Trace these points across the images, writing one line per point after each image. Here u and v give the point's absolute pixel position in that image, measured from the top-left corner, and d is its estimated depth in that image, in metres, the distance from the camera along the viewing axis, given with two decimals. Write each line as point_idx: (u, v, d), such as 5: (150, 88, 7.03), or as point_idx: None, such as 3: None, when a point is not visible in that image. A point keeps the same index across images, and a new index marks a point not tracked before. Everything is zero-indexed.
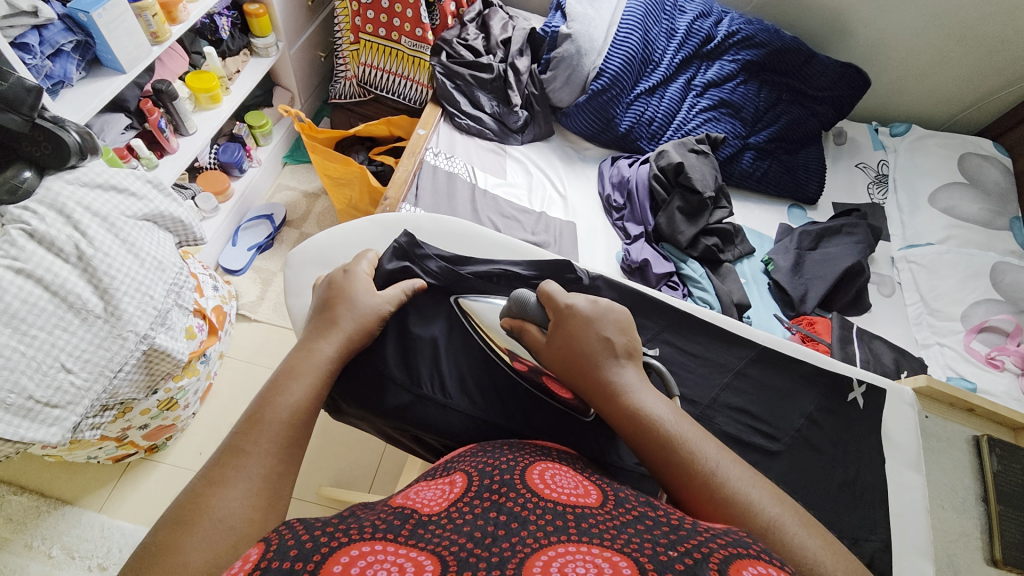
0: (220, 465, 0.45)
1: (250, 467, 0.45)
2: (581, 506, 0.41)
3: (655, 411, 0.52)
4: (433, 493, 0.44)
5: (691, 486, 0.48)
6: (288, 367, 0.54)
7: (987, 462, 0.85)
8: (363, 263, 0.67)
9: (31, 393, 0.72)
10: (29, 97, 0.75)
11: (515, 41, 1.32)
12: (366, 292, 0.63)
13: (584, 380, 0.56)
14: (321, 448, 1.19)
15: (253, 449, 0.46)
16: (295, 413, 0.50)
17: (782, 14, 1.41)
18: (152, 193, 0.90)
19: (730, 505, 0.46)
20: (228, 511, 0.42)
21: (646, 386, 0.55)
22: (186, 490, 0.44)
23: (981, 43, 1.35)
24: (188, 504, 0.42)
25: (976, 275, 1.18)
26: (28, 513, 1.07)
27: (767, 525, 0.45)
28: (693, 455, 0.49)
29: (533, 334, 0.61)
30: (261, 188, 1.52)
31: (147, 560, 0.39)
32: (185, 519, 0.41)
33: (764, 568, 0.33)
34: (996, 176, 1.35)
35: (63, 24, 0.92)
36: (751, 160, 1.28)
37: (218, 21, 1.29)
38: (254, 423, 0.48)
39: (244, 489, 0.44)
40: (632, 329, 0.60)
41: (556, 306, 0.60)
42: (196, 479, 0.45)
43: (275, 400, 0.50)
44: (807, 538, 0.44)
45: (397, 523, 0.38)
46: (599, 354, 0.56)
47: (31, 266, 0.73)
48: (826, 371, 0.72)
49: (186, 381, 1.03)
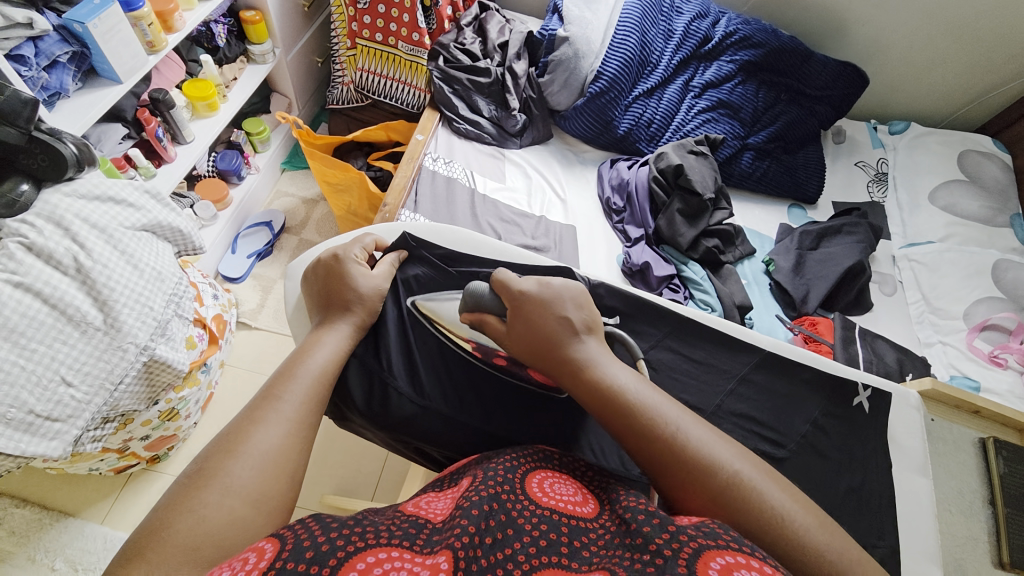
0: (261, 406, 0.49)
1: (285, 410, 0.50)
2: (576, 515, 0.42)
3: (620, 382, 0.53)
4: (444, 502, 0.44)
5: (655, 450, 0.49)
6: (310, 341, 0.58)
7: (993, 464, 0.84)
8: (354, 247, 0.68)
9: (32, 407, 0.71)
10: (26, 110, 0.75)
11: (512, 44, 1.32)
12: (364, 274, 0.65)
13: (549, 359, 0.56)
14: (323, 457, 1.19)
15: (287, 395, 0.51)
16: (323, 373, 0.55)
17: (779, 14, 1.42)
18: (150, 203, 0.89)
19: (693, 464, 0.47)
20: (267, 446, 0.46)
21: (609, 358, 0.56)
22: (230, 426, 0.48)
23: (977, 40, 1.34)
24: (232, 437, 0.46)
25: (978, 273, 1.17)
26: (30, 526, 1.06)
27: (726, 481, 0.46)
28: (654, 420, 0.50)
29: (493, 326, 0.60)
30: (259, 196, 1.52)
31: (196, 479, 0.43)
32: (229, 448, 0.45)
33: (732, 557, 0.35)
34: (995, 172, 1.34)
35: (59, 35, 0.91)
36: (750, 160, 1.28)
37: (215, 29, 1.29)
38: (286, 376, 0.53)
39: (280, 427, 0.48)
40: (589, 304, 0.60)
41: (510, 293, 0.59)
42: (236, 417, 0.49)
43: (307, 358, 0.55)
44: (782, 494, 0.47)
45: (412, 531, 0.38)
46: (560, 333, 0.56)
47: (29, 280, 0.73)
48: (830, 376, 0.71)
49: (188, 391, 1.03)
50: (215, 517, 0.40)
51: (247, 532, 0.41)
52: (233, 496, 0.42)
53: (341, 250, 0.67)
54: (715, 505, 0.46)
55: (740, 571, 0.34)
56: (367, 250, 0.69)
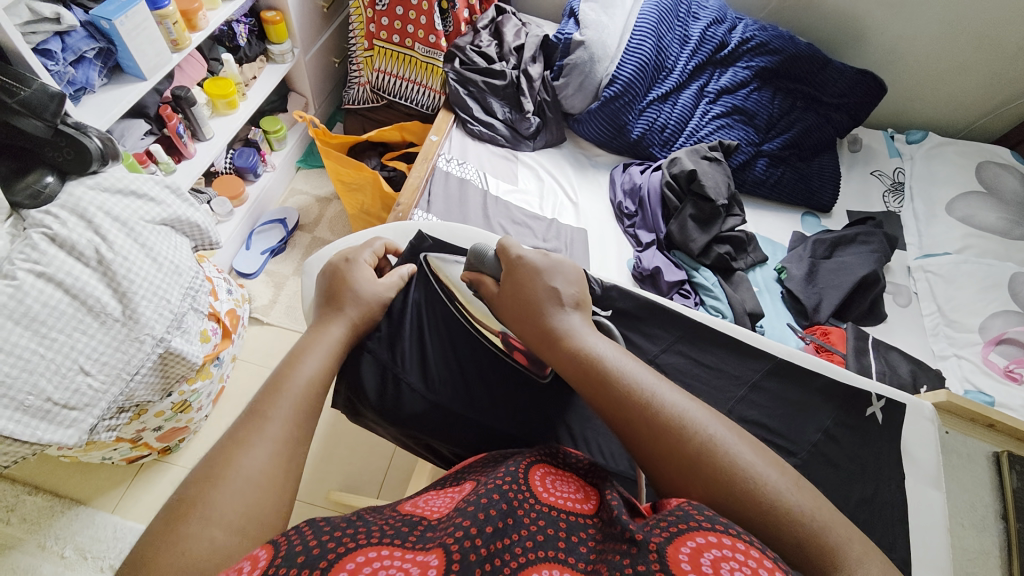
0: (246, 426, 0.48)
1: (269, 430, 0.48)
2: (574, 512, 0.42)
3: (599, 351, 0.53)
4: (441, 501, 0.45)
5: (629, 415, 0.49)
6: (302, 345, 0.57)
7: (1007, 480, 0.83)
8: (365, 252, 0.67)
9: (50, 395, 0.73)
10: (53, 104, 0.78)
11: (528, 47, 1.32)
12: (368, 279, 0.65)
13: (532, 325, 0.57)
14: (331, 453, 1.20)
15: (273, 414, 0.50)
16: (311, 385, 0.53)
17: (796, 21, 1.41)
18: (169, 198, 0.91)
19: (664, 429, 0.47)
20: (251, 469, 0.45)
21: (591, 330, 0.56)
22: (213, 449, 0.47)
23: (1000, 50, 1.32)
24: (219, 457, 0.46)
25: (996, 286, 1.15)
26: (42, 513, 1.08)
27: (699, 448, 0.46)
28: (631, 387, 0.50)
29: (489, 287, 0.63)
30: (274, 193, 1.54)
31: (179, 509, 0.42)
32: (212, 474, 0.44)
33: (710, 539, 0.35)
34: (1016, 184, 1.32)
35: (86, 31, 0.94)
36: (764, 167, 1.28)
37: (236, 28, 1.31)
38: (274, 391, 0.51)
39: (265, 449, 0.47)
40: (581, 283, 0.61)
41: (508, 257, 0.61)
42: (221, 440, 0.48)
43: (294, 371, 0.54)
44: (771, 471, 0.45)
45: (404, 530, 0.39)
46: (544, 302, 0.57)
47: (52, 270, 0.74)
48: (844, 385, 0.71)
49: (200, 384, 1.04)
50: (198, 548, 0.40)
51: (231, 561, 0.41)
52: (217, 525, 0.41)
53: (352, 253, 0.67)
54: (685, 468, 0.46)
55: (712, 552, 0.34)
56: (378, 255, 0.69)
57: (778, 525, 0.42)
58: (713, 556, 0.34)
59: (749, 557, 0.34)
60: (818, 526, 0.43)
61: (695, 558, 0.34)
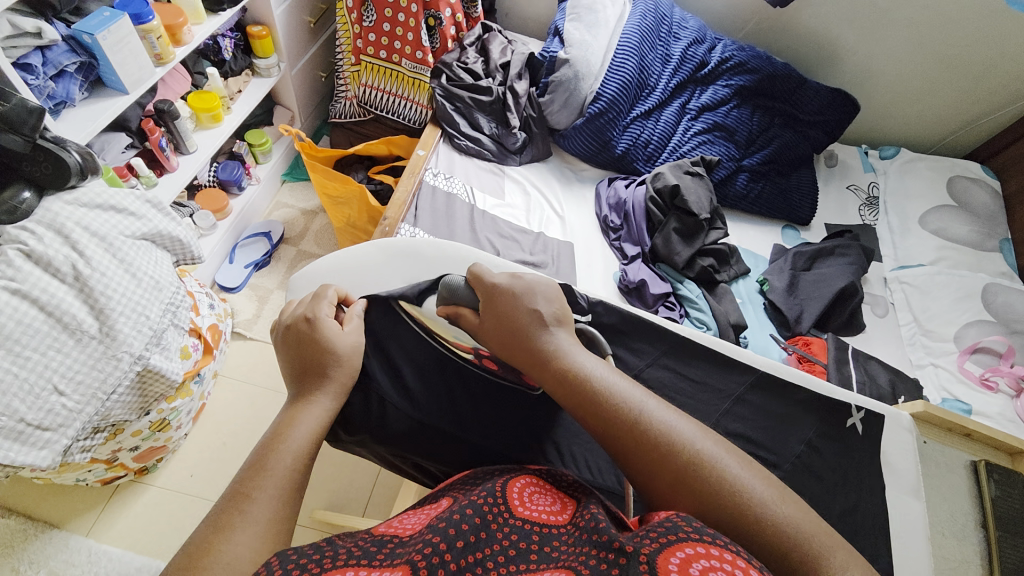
0: (228, 510, 0.44)
1: (256, 511, 0.45)
2: (549, 524, 0.43)
3: (587, 368, 0.53)
4: (416, 518, 0.45)
5: (619, 434, 0.49)
6: (285, 420, 0.53)
7: (984, 487, 0.85)
8: (324, 306, 0.62)
9: (23, 415, 0.71)
10: (31, 119, 0.76)
11: (514, 65, 1.34)
12: (339, 333, 0.60)
13: (518, 347, 0.56)
14: (315, 471, 1.17)
15: (259, 494, 0.46)
16: (298, 458, 0.50)
17: (773, 41, 1.47)
18: (151, 212, 0.89)
19: (653, 446, 0.48)
20: (237, 556, 0.41)
21: (577, 347, 0.56)
22: (193, 537, 0.42)
23: (964, 71, 1.39)
24: (196, 552, 0.41)
25: (967, 297, 1.19)
26: (13, 537, 1.04)
27: (688, 460, 0.47)
28: (618, 404, 0.51)
29: (467, 317, 0.62)
30: (259, 207, 1.53)
31: None
32: (193, 567, 0.40)
33: (698, 549, 0.35)
34: (984, 199, 1.38)
35: (67, 45, 0.93)
36: (745, 181, 1.31)
37: (222, 43, 1.32)
38: (257, 469, 0.47)
39: (252, 533, 0.43)
40: (558, 297, 0.61)
41: (483, 286, 0.61)
42: (201, 526, 0.43)
43: (280, 445, 0.50)
44: (757, 481, 0.46)
45: (372, 549, 0.38)
46: (528, 324, 0.57)
47: (26, 287, 0.72)
48: (826, 398, 0.72)
49: (180, 402, 1.01)
50: None
51: None
52: None
53: (310, 310, 0.61)
54: (677, 482, 0.46)
55: (700, 562, 0.34)
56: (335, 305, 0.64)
57: (766, 540, 0.43)
58: (701, 566, 0.34)
59: (732, 565, 0.35)
60: (803, 536, 0.43)
61: (684, 565, 0.34)
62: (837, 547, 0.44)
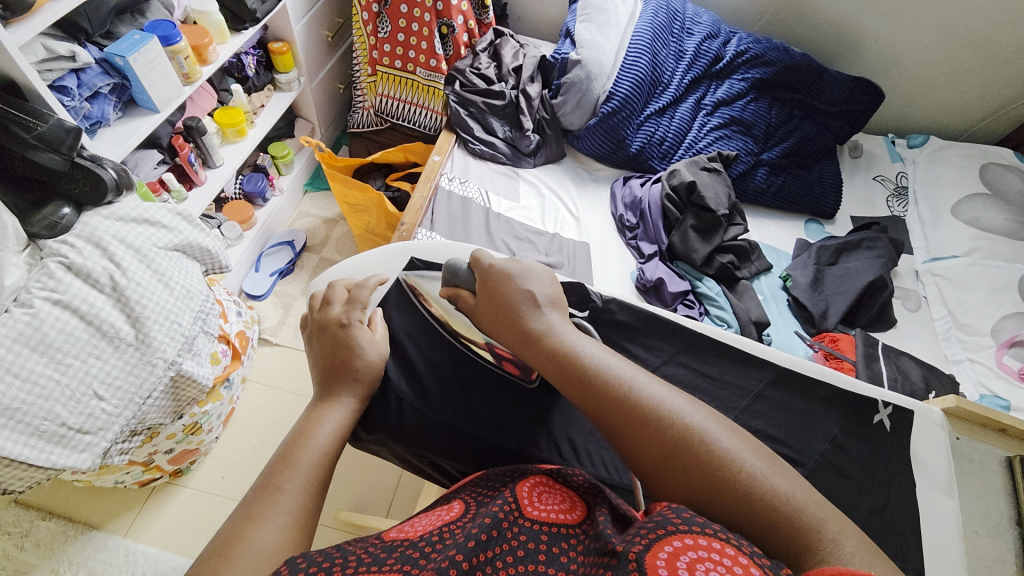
0: (258, 500, 0.46)
1: (284, 501, 0.46)
2: (561, 524, 0.43)
3: (578, 348, 0.54)
4: (427, 521, 0.46)
5: (609, 411, 0.50)
6: (311, 417, 0.55)
7: (1022, 486, 0.81)
8: (357, 312, 0.63)
9: (64, 420, 0.75)
10: (70, 138, 0.82)
11: (526, 68, 1.36)
12: (370, 341, 0.62)
13: (510, 329, 0.57)
14: (339, 472, 1.19)
15: (287, 485, 0.48)
16: (325, 454, 0.52)
17: (791, 32, 1.44)
18: (181, 224, 0.93)
19: (642, 421, 0.48)
20: (267, 543, 0.43)
21: (569, 327, 0.57)
22: (225, 525, 0.44)
23: (996, 54, 1.33)
24: (227, 542, 0.43)
25: (1005, 288, 1.13)
26: (56, 537, 1.09)
27: (676, 436, 0.47)
28: (608, 381, 0.51)
29: (466, 300, 0.63)
30: (282, 216, 1.58)
31: None
32: (225, 553, 0.42)
33: (688, 542, 0.36)
34: (1021, 185, 1.31)
35: (101, 67, 0.98)
36: (764, 176, 1.28)
37: (245, 60, 1.36)
38: (285, 463, 0.49)
39: (279, 521, 0.45)
40: (555, 282, 0.62)
41: (481, 266, 0.62)
42: (233, 515, 0.45)
43: (307, 441, 0.52)
44: (748, 453, 0.46)
45: (383, 555, 0.39)
46: (521, 306, 0.57)
47: (68, 297, 0.77)
48: (850, 394, 0.70)
49: (210, 406, 1.06)
50: None
51: None
52: None
53: (344, 315, 0.62)
54: (666, 458, 0.46)
55: (688, 555, 0.35)
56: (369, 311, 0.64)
57: (758, 514, 0.43)
58: (688, 559, 0.35)
59: (726, 556, 0.35)
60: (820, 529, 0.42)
61: (672, 561, 0.34)
62: (861, 544, 0.42)
